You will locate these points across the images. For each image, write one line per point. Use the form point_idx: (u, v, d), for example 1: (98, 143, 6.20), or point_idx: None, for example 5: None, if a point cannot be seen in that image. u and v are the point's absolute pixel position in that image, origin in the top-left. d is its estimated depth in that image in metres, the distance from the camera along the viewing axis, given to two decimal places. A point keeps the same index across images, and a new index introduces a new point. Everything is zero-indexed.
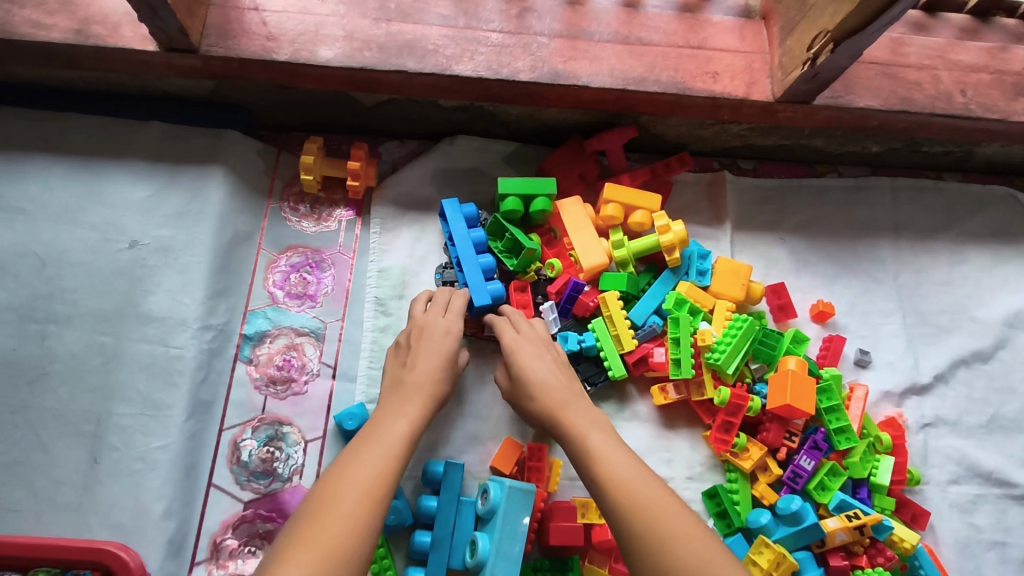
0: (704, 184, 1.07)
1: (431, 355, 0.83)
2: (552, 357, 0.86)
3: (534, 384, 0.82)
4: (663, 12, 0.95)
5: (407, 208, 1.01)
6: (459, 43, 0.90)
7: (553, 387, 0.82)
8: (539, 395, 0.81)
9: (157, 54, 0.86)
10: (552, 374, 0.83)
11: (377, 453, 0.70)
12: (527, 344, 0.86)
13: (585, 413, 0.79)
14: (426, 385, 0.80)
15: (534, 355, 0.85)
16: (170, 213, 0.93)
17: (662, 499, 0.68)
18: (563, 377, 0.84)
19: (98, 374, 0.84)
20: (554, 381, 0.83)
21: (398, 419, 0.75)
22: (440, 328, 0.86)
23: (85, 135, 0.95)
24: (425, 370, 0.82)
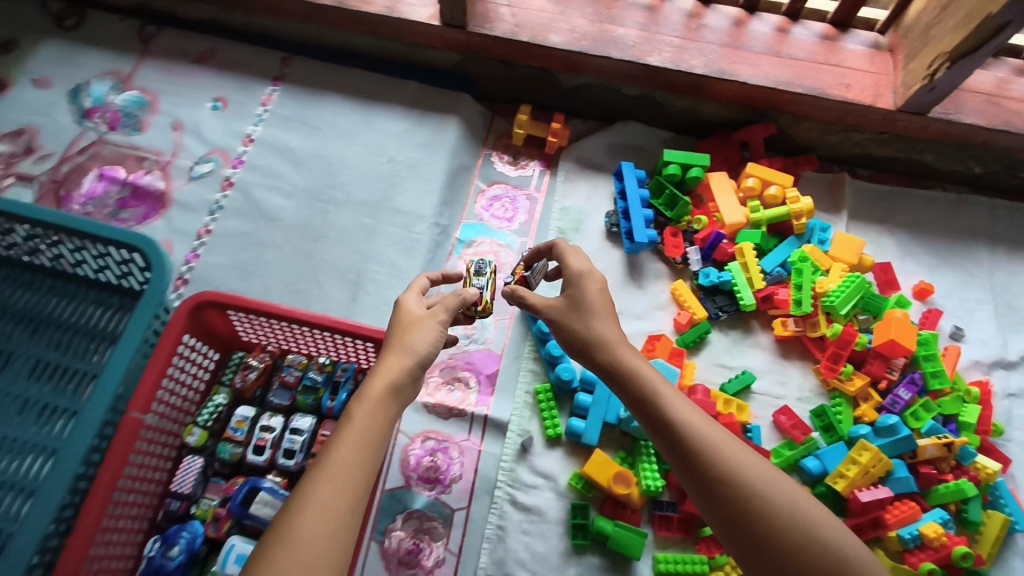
0: (826, 182, 1.30)
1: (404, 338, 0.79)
2: (602, 293, 0.87)
3: (587, 318, 0.85)
4: (809, 38, 1.23)
5: (586, 166, 1.29)
6: (650, 43, 1.20)
7: (597, 321, 0.85)
8: (584, 326, 0.85)
9: (436, 28, 1.19)
10: (598, 298, 0.86)
11: (346, 452, 0.66)
12: (577, 273, 0.88)
13: (634, 356, 0.83)
14: (398, 362, 0.75)
15: (587, 286, 0.86)
16: (418, 142, 1.24)
17: (730, 445, 0.73)
18: (605, 309, 0.86)
19: (361, 242, 1.15)
20: (606, 313, 0.86)
21: (364, 410, 0.70)
22: (406, 307, 0.82)
23: (363, 83, 1.29)
24: (398, 353, 0.77)
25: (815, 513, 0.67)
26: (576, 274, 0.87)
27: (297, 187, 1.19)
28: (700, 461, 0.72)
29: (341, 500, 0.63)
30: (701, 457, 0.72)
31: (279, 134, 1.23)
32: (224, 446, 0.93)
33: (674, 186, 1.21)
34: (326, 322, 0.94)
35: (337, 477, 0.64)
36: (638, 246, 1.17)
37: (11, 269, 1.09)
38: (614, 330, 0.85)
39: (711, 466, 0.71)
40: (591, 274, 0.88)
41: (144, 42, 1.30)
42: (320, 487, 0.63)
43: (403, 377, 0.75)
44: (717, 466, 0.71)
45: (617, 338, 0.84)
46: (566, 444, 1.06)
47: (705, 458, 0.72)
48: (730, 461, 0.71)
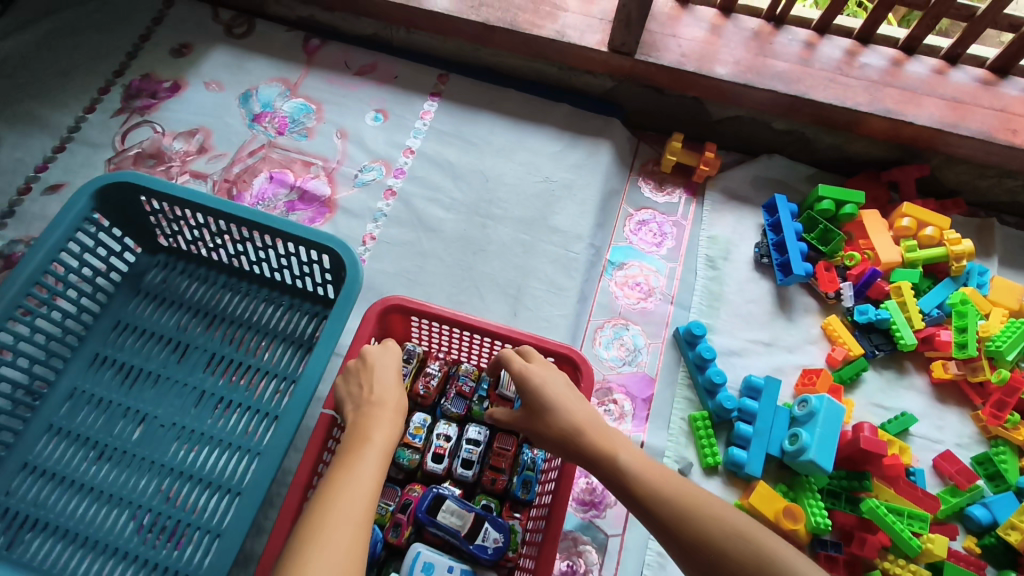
0: (974, 226, 1.28)
1: (380, 390, 0.83)
2: (565, 382, 0.81)
3: (546, 410, 0.78)
4: (969, 81, 1.24)
5: (732, 198, 1.30)
6: (813, 78, 1.22)
7: (555, 414, 0.77)
8: (545, 425, 0.77)
9: (604, 54, 1.24)
10: (563, 396, 0.79)
11: (366, 468, 0.71)
12: (527, 369, 0.82)
13: (601, 428, 0.75)
14: (392, 407, 0.81)
15: (542, 380, 0.80)
16: (572, 164, 1.28)
17: (697, 497, 0.65)
18: (564, 396, 0.78)
19: (520, 257, 1.17)
20: (567, 397, 0.79)
21: (380, 430, 0.77)
22: (392, 354, 0.88)
23: (518, 105, 1.34)
24: (393, 392, 0.83)
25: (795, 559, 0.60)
26: (528, 370, 0.81)
27: (457, 201, 1.22)
28: (669, 531, 0.64)
29: (361, 511, 0.67)
30: (671, 525, 0.64)
31: (439, 148, 1.28)
32: (403, 452, 0.92)
33: (827, 223, 1.21)
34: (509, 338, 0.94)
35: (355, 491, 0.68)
36: (794, 279, 1.18)
37: (187, 262, 1.11)
38: (578, 413, 0.77)
39: (683, 535, 0.63)
40: (544, 366, 0.82)
41: (309, 54, 1.38)
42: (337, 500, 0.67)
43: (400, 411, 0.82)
44: (689, 535, 0.63)
45: (587, 424, 0.75)
46: (724, 474, 1.04)
47: (676, 526, 0.64)
48: (698, 520, 0.63)
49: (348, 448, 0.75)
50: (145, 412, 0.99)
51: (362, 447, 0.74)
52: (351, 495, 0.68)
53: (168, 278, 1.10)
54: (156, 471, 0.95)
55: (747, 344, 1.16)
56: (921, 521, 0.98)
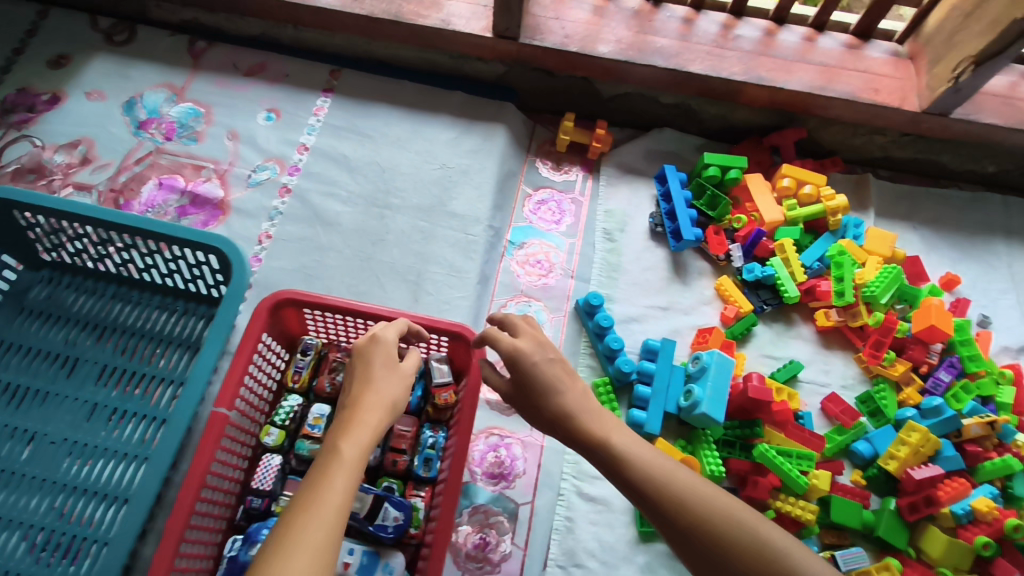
0: (852, 182, 1.37)
1: (363, 393, 0.76)
2: (546, 363, 0.79)
3: (537, 397, 0.78)
4: (835, 46, 1.31)
5: (626, 171, 1.35)
6: (690, 52, 1.27)
7: (550, 395, 0.77)
8: (539, 404, 0.79)
9: (490, 39, 1.26)
10: (558, 370, 0.79)
11: (335, 486, 0.63)
12: (519, 345, 0.81)
13: (593, 411, 0.76)
14: (373, 409, 0.74)
15: (536, 360, 0.79)
16: (468, 149, 1.29)
17: (692, 486, 0.67)
18: (554, 377, 0.78)
19: (419, 244, 1.18)
20: (559, 379, 0.78)
21: (353, 440, 0.69)
22: (381, 347, 0.82)
23: (413, 95, 1.35)
24: (377, 393, 0.76)
25: (792, 552, 0.63)
26: (516, 348, 0.80)
27: (354, 194, 1.23)
28: (663, 513, 0.66)
29: (327, 540, 0.59)
30: (671, 510, 0.66)
31: (334, 143, 1.28)
32: (303, 443, 0.93)
33: (715, 190, 1.26)
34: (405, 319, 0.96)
35: (324, 507, 0.61)
36: (685, 244, 1.23)
37: (74, 275, 1.09)
38: (567, 397, 0.77)
39: (680, 519, 0.65)
40: (537, 342, 0.81)
41: (195, 57, 1.36)
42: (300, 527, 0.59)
43: (382, 411, 0.75)
44: (687, 519, 0.65)
45: (572, 413, 0.76)
46: None
47: (675, 510, 0.66)
48: (698, 508, 0.65)
49: (318, 461, 0.67)
50: (35, 430, 0.97)
51: (331, 460, 0.66)
52: (315, 515, 0.60)
53: (53, 293, 1.07)
54: (48, 490, 0.93)
55: (645, 311, 1.21)
56: (809, 460, 1.05)
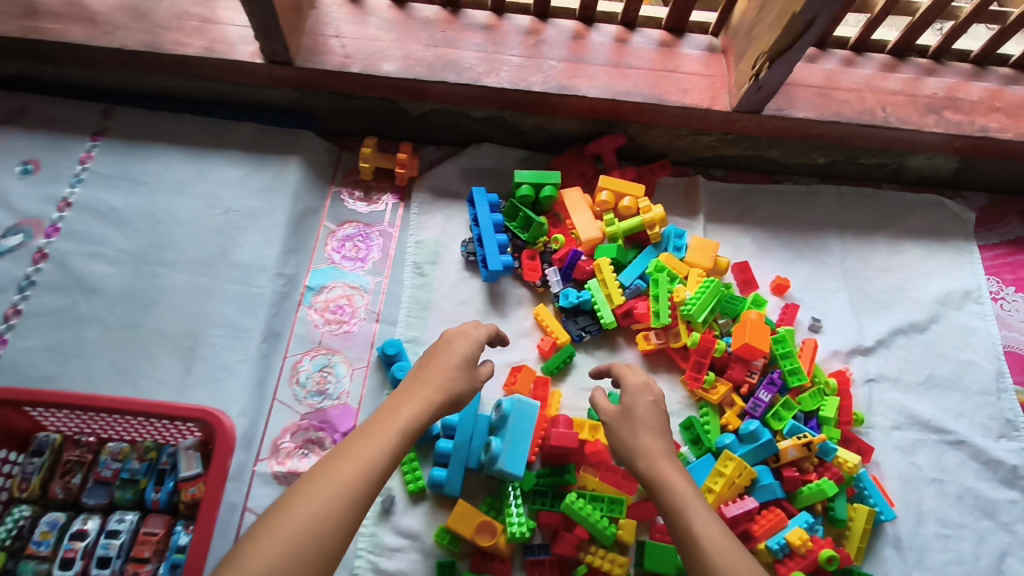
0: (682, 187, 1.31)
1: (432, 371, 0.85)
2: (641, 406, 0.92)
3: (638, 428, 0.90)
4: (647, 45, 1.22)
5: (440, 195, 1.25)
6: (487, 63, 1.16)
7: (643, 433, 0.90)
8: (631, 436, 0.90)
9: (262, 65, 1.12)
10: (651, 414, 0.92)
11: (376, 452, 0.74)
12: (637, 385, 0.95)
13: (671, 459, 0.88)
14: (433, 388, 0.83)
15: (642, 400, 0.92)
16: (257, 188, 1.17)
17: (737, 560, 0.75)
18: (655, 423, 0.91)
19: (195, 304, 1.06)
20: (655, 426, 0.91)
21: (404, 413, 0.79)
22: (461, 340, 0.90)
23: (195, 130, 1.21)
24: (445, 378, 0.84)
25: None
26: (635, 387, 0.94)
27: (122, 252, 1.09)
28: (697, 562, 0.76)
29: (348, 499, 0.69)
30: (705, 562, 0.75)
31: (101, 195, 1.13)
32: (26, 564, 0.81)
33: (526, 212, 1.18)
34: (135, 407, 0.85)
35: (355, 470, 0.71)
36: (493, 274, 1.13)
37: None
38: (658, 442, 0.89)
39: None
40: (646, 384, 0.94)
41: None
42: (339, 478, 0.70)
43: (440, 398, 0.82)
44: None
45: (652, 452, 0.88)
46: (431, 498, 1.01)
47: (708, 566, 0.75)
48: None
49: (369, 426, 0.78)
50: None
51: (381, 427, 0.77)
52: (349, 474, 0.71)
53: None
54: None
55: None
56: (621, 505, 0.98)
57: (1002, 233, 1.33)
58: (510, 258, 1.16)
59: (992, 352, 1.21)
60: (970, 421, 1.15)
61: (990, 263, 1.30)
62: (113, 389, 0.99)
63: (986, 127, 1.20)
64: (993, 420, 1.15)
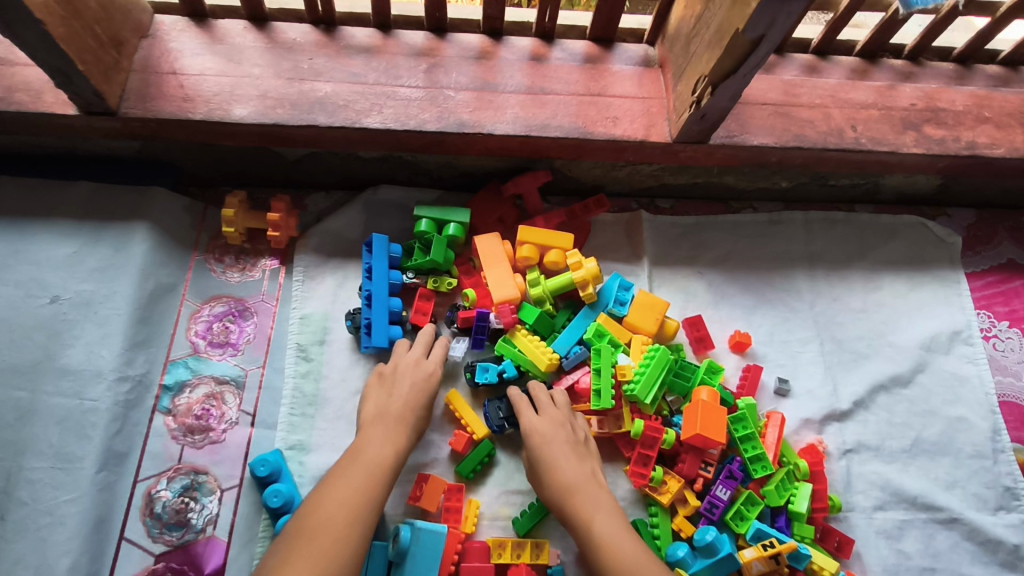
0: (623, 224, 1.10)
1: (402, 399, 0.87)
2: (541, 442, 0.85)
3: (545, 468, 0.83)
4: (567, 63, 1.01)
5: (330, 255, 1.03)
6: (368, 98, 0.95)
7: (550, 475, 0.83)
8: (542, 480, 0.84)
9: (78, 117, 0.90)
10: (554, 449, 0.84)
11: (360, 493, 0.76)
12: (536, 422, 0.87)
13: (585, 487, 0.81)
14: (409, 416, 0.86)
15: (540, 437, 0.85)
16: (92, 268, 0.95)
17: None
18: (558, 459, 0.83)
19: (10, 429, 0.85)
20: (565, 458, 0.84)
21: (380, 448, 0.81)
22: (421, 364, 0.90)
23: (13, 195, 0.98)
24: (411, 406, 0.86)
25: None
26: (530, 429, 0.86)
27: None
28: None
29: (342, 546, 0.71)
30: None
31: None
32: None
33: (423, 238, 1.00)
34: None
35: (345, 514, 0.73)
36: (376, 348, 0.94)
37: None
38: (567, 475, 0.82)
39: None
40: (546, 419, 0.87)
41: None
42: (323, 527, 0.71)
43: (411, 427, 0.85)
44: None
45: (563, 487, 0.82)
46: None
47: None
48: None
49: (346, 466, 0.79)
50: None
51: (360, 468, 0.78)
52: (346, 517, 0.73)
53: None
54: None
55: None
56: None
57: (992, 256, 1.16)
58: (399, 327, 0.97)
59: (986, 404, 1.04)
60: (963, 492, 0.98)
61: (980, 294, 1.12)
62: None
63: (974, 142, 1.01)
64: (990, 489, 0.99)
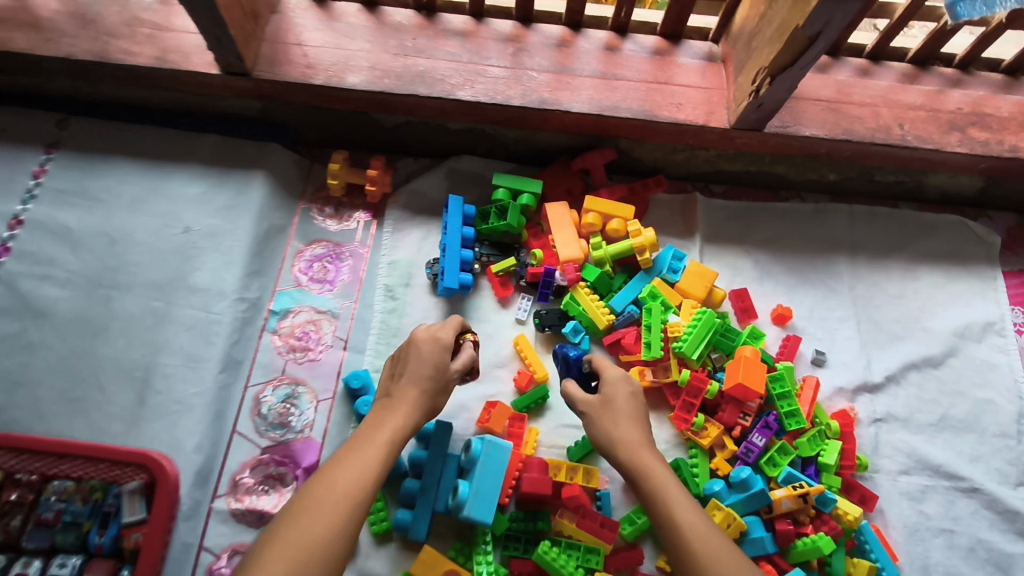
0: (679, 204, 1.22)
1: (410, 381, 0.84)
2: (619, 393, 0.87)
3: (626, 415, 0.85)
4: (638, 54, 1.13)
5: (417, 212, 1.17)
6: (463, 74, 1.09)
7: (624, 422, 0.84)
8: (612, 424, 0.84)
9: (219, 76, 1.06)
10: (628, 403, 0.86)
11: (352, 478, 0.71)
12: (611, 377, 0.88)
13: (652, 448, 0.82)
14: (411, 398, 0.82)
15: (620, 390, 0.87)
16: (219, 206, 1.11)
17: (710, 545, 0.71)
18: (637, 414, 0.86)
19: (150, 331, 1.01)
20: (635, 416, 0.85)
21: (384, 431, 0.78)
22: (430, 343, 0.87)
23: (155, 143, 1.15)
24: (418, 385, 0.83)
25: None
26: (613, 376, 0.88)
27: (74, 273, 1.04)
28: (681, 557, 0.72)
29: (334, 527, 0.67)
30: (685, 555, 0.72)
31: (53, 212, 1.08)
32: None
33: (499, 204, 1.13)
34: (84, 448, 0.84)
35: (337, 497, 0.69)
36: (447, 291, 1.05)
37: None
38: (638, 431, 0.84)
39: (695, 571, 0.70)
40: (620, 378, 0.89)
41: None
42: (317, 509, 0.67)
43: (419, 408, 0.82)
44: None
45: (637, 438, 0.83)
46: (397, 540, 0.94)
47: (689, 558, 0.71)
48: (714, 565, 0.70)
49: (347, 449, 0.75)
50: None
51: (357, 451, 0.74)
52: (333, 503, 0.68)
53: None
54: None
55: None
56: (599, 556, 0.90)
57: None
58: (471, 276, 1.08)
59: (1013, 390, 1.11)
60: (986, 466, 1.05)
61: (1015, 290, 1.19)
62: (61, 422, 0.94)
63: (1017, 146, 1.10)
64: (1012, 466, 1.05)
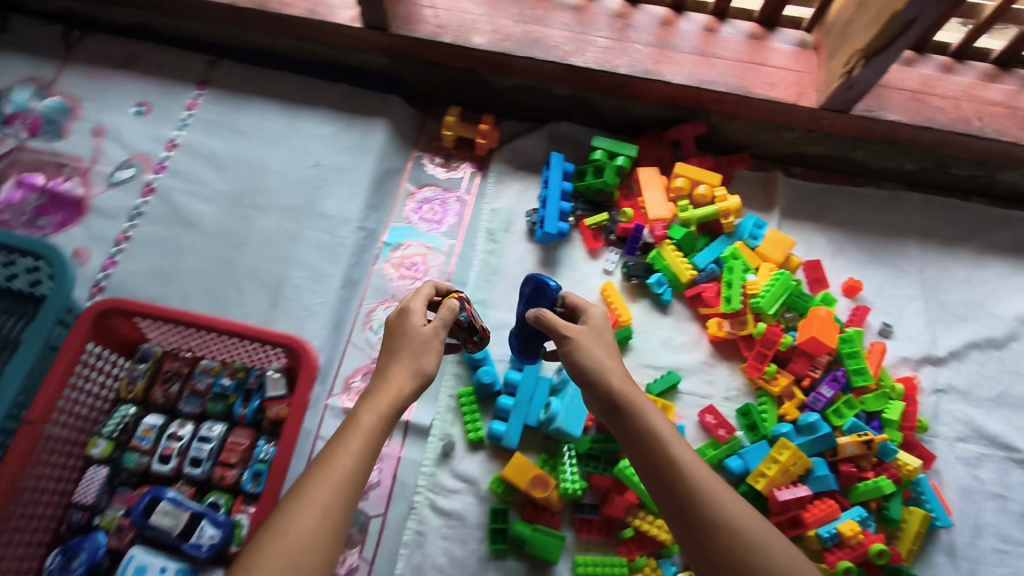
0: (761, 180, 1.30)
1: (391, 364, 0.77)
2: (597, 332, 0.85)
3: (601, 350, 0.83)
4: (736, 37, 1.23)
5: (519, 168, 1.28)
6: (575, 43, 1.20)
7: (605, 354, 0.83)
8: (600, 355, 0.82)
9: (360, 30, 1.18)
10: (605, 343, 0.84)
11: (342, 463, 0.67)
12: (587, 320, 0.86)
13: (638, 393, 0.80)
14: (397, 370, 0.76)
15: (594, 331, 0.85)
16: (345, 146, 1.24)
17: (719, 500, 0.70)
18: (614, 347, 0.85)
19: (283, 247, 1.14)
20: (615, 350, 0.84)
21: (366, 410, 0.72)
22: (409, 319, 0.80)
23: (292, 88, 1.29)
24: (400, 362, 0.77)
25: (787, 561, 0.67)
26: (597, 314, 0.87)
27: (220, 192, 1.18)
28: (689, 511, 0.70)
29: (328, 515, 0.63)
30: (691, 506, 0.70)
31: (203, 139, 1.22)
32: (130, 455, 0.92)
33: (595, 164, 1.23)
34: (229, 325, 0.93)
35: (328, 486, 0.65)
36: (546, 236, 1.16)
37: None
38: (618, 365, 0.82)
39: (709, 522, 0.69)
40: (597, 318, 0.86)
41: (69, 47, 1.29)
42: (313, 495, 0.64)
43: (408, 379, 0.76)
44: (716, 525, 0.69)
45: (618, 374, 0.81)
46: (489, 448, 1.04)
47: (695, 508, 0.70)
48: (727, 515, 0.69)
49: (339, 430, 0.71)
50: None
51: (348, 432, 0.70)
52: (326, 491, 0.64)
53: None
54: None
55: None
56: None
57: None
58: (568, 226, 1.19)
59: None
60: None
61: None
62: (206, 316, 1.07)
63: None
64: None
